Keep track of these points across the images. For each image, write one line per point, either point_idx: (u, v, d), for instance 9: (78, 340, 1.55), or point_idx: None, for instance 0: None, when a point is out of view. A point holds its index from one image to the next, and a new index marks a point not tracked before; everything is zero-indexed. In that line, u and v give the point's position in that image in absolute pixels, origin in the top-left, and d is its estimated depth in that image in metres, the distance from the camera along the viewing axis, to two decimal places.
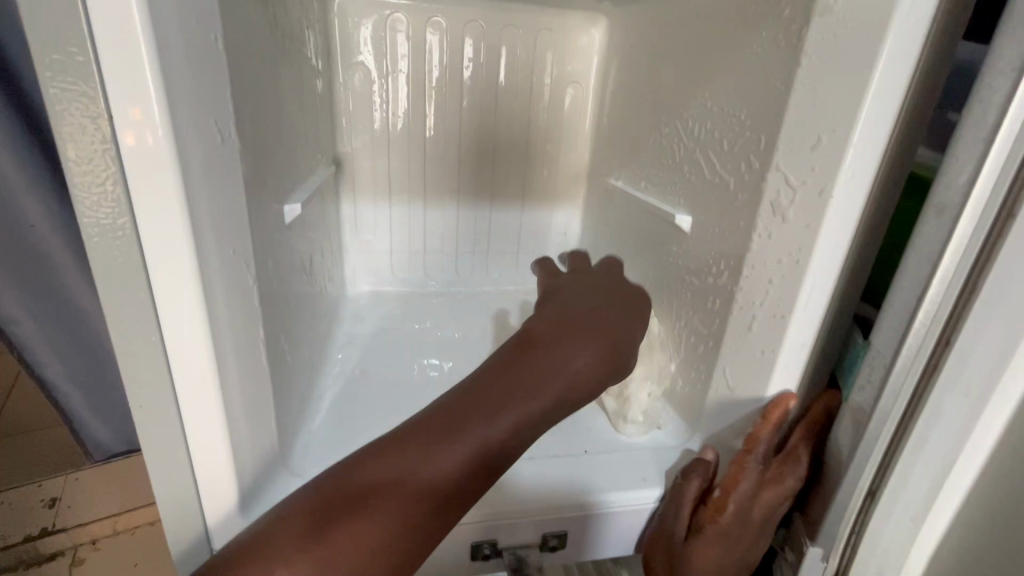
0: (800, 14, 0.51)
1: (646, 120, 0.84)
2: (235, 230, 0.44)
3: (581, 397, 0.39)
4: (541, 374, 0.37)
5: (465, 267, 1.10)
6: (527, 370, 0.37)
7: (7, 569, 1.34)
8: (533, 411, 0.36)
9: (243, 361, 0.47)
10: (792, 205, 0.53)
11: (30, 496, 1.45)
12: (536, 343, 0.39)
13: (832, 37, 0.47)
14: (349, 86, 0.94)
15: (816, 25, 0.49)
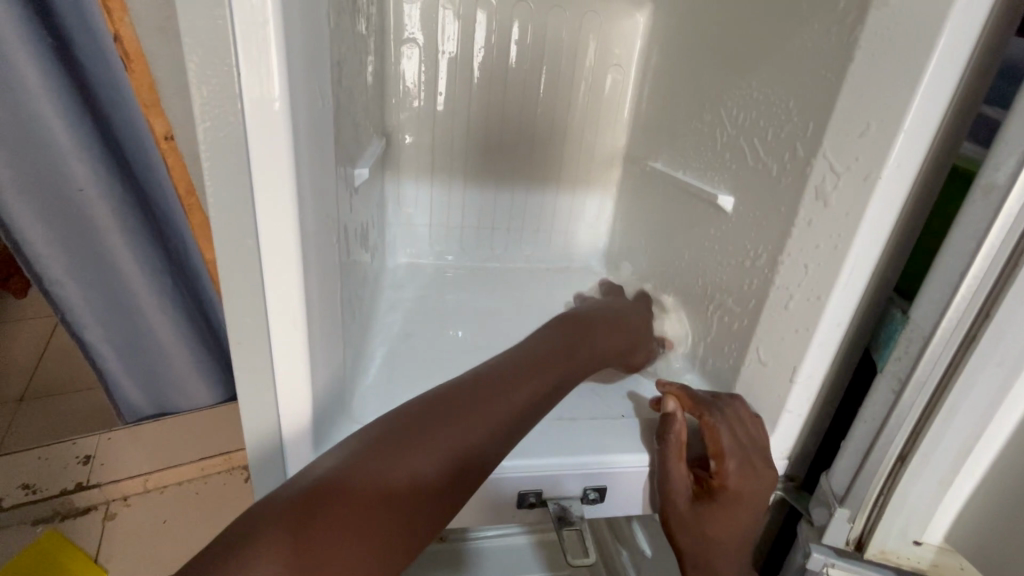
0: (858, 5, 0.53)
1: (687, 104, 0.87)
2: (324, 191, 0.47)
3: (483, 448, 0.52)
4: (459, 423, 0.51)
5: (499, 243, 1.14)
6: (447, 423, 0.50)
7: (44, 520, 1.41)
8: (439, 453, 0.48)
9: (323, 313, 0.50)
10: (835, 189, 0.55)
11: (64, 453, 1.49)
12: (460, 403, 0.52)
13: (889, 29, 0.49)
14: (398, 64, 0.97)
15: (874, 16, 0.51)
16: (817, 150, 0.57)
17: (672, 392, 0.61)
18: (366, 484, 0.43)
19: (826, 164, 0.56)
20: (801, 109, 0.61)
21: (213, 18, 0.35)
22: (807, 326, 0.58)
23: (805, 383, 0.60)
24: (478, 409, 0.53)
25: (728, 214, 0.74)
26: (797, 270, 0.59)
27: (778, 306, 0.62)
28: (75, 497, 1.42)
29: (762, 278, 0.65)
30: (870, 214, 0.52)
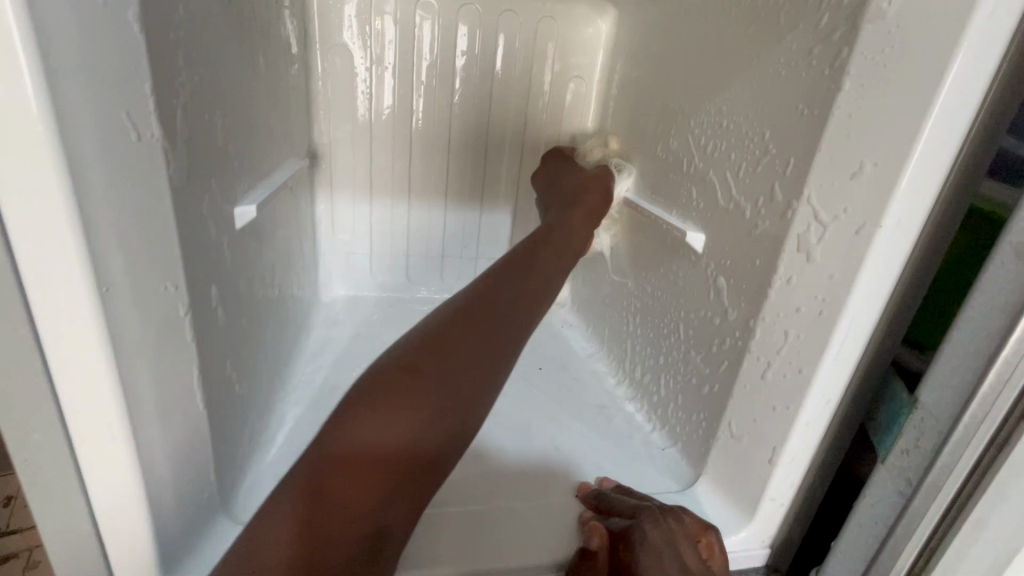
0: (847, 17, 0.43)
1: (652, 124, 0.77)
2: (159, 252, 0.35)
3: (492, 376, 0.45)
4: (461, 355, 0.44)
5: (451, 272, 1.02)
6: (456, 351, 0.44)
7: None
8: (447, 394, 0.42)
9: (168, 409, 0.38)
10: (820, 243, 0.45)
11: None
12: (460, 324, 0.46)
13: (884, 46, 0.39)
14: (328, 72, 0.85)
15: (866, 32, 0.41)
16: (801, 191, 0.47)
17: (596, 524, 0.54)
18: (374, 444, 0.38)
19: (809, 210, 0.46)
20: (781, 140, 0.51)
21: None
22: (789, 403, 0.48)
23: (789, 465, 0.50)
24: (474, 330, 0.46)
25: (699, 254, 0.64)
26: (777, 335, 0.49)
27: (755, 373, 0.52)
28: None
29: (739, 336, 0.55)
30: (865, 275, 0.42)
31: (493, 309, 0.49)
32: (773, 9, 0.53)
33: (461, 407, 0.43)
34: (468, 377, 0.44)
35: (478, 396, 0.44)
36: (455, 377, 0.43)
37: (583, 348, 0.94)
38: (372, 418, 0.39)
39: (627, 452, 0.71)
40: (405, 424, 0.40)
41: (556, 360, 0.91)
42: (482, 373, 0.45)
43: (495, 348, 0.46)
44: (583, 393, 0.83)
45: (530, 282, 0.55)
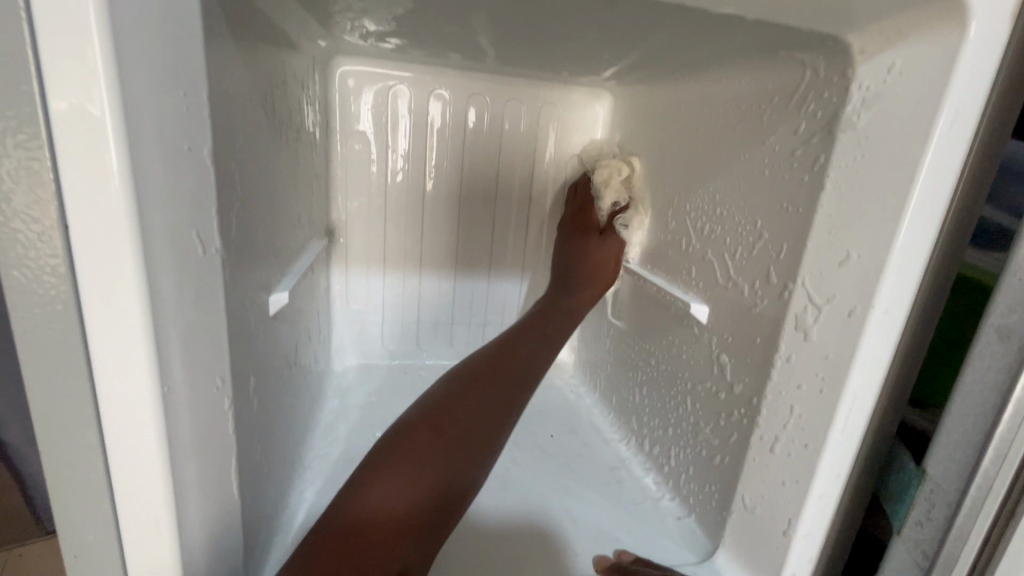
0: (824, 125, 0.50)
1: (653, 201, 0.82)
2: (211, 350, 0.38)
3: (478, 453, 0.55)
4: (465, 427, 0.54)
5: (462, 338, 1.06)
6: (463, 418, 0.54)
7: None
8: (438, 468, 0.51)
9: (210, 498, 0.40)
10: (817, 323, 0.49)
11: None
12: (455, 405, 0.55)
13: (859, 154, 0.46)
14: (347, 156, 0.92)
15: (843, 140, 0.48)
16: (797, 275, 0.52)
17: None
18: (363, 511, 0.45)
19: (805, 294, 0.51)
20: (775, 227, 0.56)
21: (35, 166, 0.28)
22: (801, 475, 0.50)
23: (805, 539, 0.51)
24: (477, 406, 0.56)
25: (704, 325, 0.67)
26: (784, 409, 0.53)
27: (764, 446, 0.55)
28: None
29: (747, 409, 0.58)
30: (863, 354, 0.45)
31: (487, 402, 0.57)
32: (758, 110, 0.60)
33: (477, 444, 0.54)
34: (456, 452, 0.52)
35: (490, 438, 0.56)
36: (477, 421, 0.55)
37: (593, 411, 0.96)
38: (398, 461, 0.49)
39: (641, 520, 0.71)
40: (416, 473, 0.49)
41: (565, 425, 0.93)
42: (495, 423, 0.56)
43: (486, 431, 0.55)
44: (594, 459, 0.84)
45: (507, 386, 0.60)
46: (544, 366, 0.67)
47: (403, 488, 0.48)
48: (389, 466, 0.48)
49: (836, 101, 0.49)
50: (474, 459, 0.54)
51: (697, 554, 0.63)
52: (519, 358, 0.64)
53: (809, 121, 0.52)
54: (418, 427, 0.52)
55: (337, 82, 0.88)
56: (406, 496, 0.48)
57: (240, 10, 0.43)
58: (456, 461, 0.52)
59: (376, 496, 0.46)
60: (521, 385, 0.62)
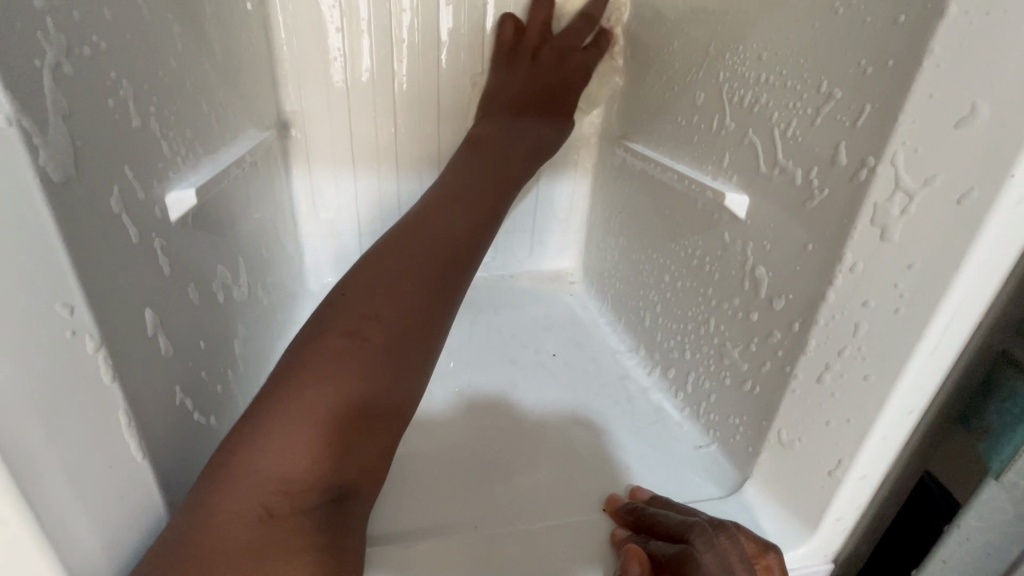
0: None
1: (675, 66, 0.64)
2: (36, 270, 0.26)
3: (408, 343, 0.42)
4: (379, 315, 0.42)
5: None
6: (375, 305, 0.42)
7: None
8: (353, 364, 0.39)
9: (88, 469, 0.30)
10: (904, 216, 0.35)
11: None
12: (365, 292, 0.43)
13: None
14: (293, 26, 0.73)
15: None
16: (884, 146, 0.36)
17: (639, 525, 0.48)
18: (255, 443, 0.35)
19: (891, 175, 0.36)
20: (851, 79, 0.39)
21: None
22: (862, 413, 0.39)
23: (858, 483, 0.42)
24: (393, 290, 0.44)
25: (740, 220, 0.52)
26: (845, 331, 0.40)
27: (811, 375, 0.43)
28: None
29: (791, 330, 0.46)
30: (978, 255, 0.31)
31: (408, 284, 0.45)
32: None
33: (410, 347, 0.42)
34: (375, 347, 0.40)
35: (427, 334, 0.44)
36: (408, 317, 0.43)
37: (602, 325, 0.85)
38: (311, 381, 0.38)
39: (656, 447, 0.62)
40: (333, 393, 0.37)
41: (567, 338, 0.83)
42: (426, 297, 0.45)
43: (413, 317, 0.43)
44: (600, 375, 0.74)
45: (426, 266, 0.47)
46: (476, 242, 0.53)
47: (320, 416, 0.36)
48: (293, 387, 0.37)
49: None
50: (412, 368, 0.42)
51: (720, 488, 0.55)
52: (434, 238, 0.49)
53: None
54: (331, 329, 0.41)
55: None
56: (325, 411, 0.37)
57: None
58: (389, 372, 0.40)
59: (285, 440, 0.35)
60: (447, 267, 0.48)
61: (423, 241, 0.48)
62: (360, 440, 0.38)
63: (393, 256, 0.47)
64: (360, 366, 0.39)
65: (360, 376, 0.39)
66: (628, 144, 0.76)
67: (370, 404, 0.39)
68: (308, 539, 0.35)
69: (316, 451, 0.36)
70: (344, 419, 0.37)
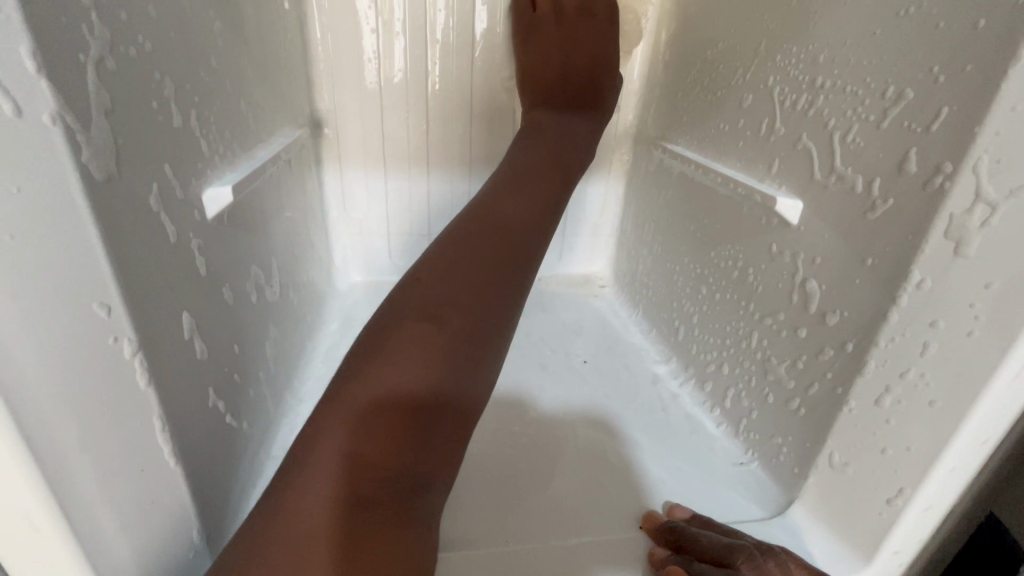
0: None
1: (719, 65, 0.61)
2: (67, 266, 0.25)
3: (485, 321, 0.40)
4: (456, 292, 0.40)
5: None
6: (449, 283, 0.41)
7: None
8: (431, 343, 0.38)
9: (124, 476, 0.29)
10: (985, 229, 0.32)
11: None
12: (438, 271, 0.42)
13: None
14: (328, 25, 0.72)
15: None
16: (961, 152, 0.33)
17: (680, 540, 0.46)
18: (337, 426, 0.35)
19: (969, 184, 0.33)
20: (924, 77, 0.35)
21: None
22: (929, 440, 0.36)
23: (923, 514, 0.39)
24: (466, 269, 0.42)
25: (790, 226, 0.49)
26: (911, 352, 0.37)
27: (868, 397, 0.40)
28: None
29: (845, 347, 0.43)
30: None
31: (481, 262, 0.43)
32: None
33: (487, 327, 0.40)
34: (452, 326, 0.39)
35: (503, 311, 0.42)
36: (483, 297, 0.41)
37: (633, 331, 0.82)
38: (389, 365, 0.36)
39: (692, 459, 0.60)
40: (413, 375, 0.36)
41: (599, 343, 0.81)
42: (500, 275, 0.43)
43: (488, 295, 0.42)
44: (632, 382, 0.72)
45: (500, 243, 0.45)
46: (546, 218, 0.51)
47: (401, 398, 0.35)
48: (372, 367, 0.36)
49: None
50: (491, 346, 0.40)
51: (762, 509, 0.52)
52: (505, 213, 0.47)
53: None
54: (405, 310, 0.39)
55: None
56: (406, 392, 0.36)
57: None
58: (469, 352, 0.39)
59: (366, 424, 0.35)
60: (519, 242, 0.46)
61: (493, 219, 0.47)
62: (443, 422, 0.37)
63: (465, 234, 0.45)
64: (439, 345, 0.38)
65: (440, 356, 0.37)
66: (666, 145, 0.73)
67: (451, 382, 0.37)
68: (394, 524, 0.34)
69: (396, 431, 0.35)
70: (425, 401, 0.36)
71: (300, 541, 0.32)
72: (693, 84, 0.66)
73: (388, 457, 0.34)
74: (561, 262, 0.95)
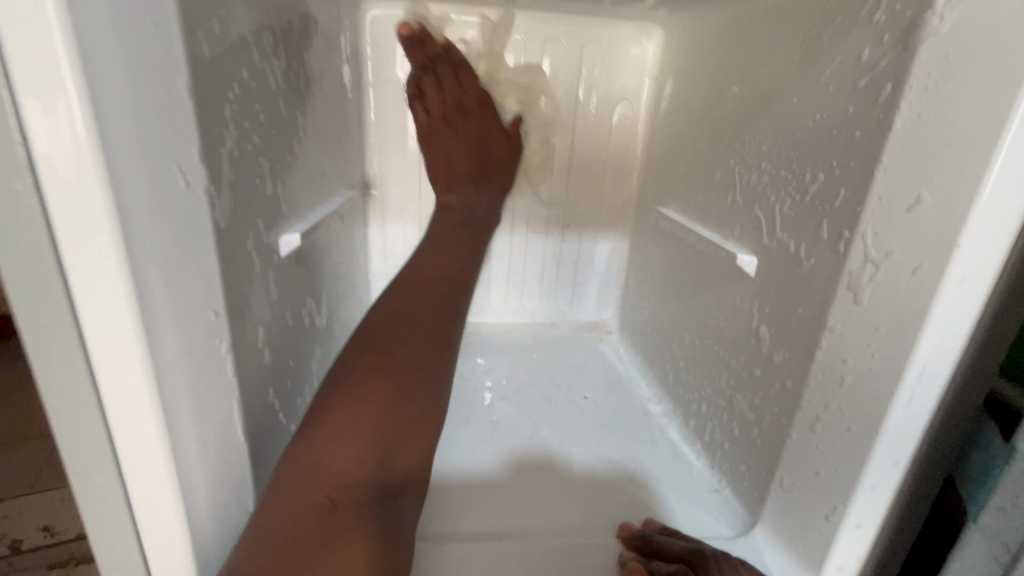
0: (896, 44, 0.40)
1: (699, 143, 0.72)
2: (199, 281, 0.37)
3: (424, 366, 0.49)
4: (402, 342, 0.48)
5: (511, 295, 1.04)
6: (396, 334, 0.48)
7: None
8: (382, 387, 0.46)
9: (209, 441, 0.40)
10: (873, 282, 0.40)
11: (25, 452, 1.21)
12: (384, 324, 0.49)
13: (941, 67, 0.35)
14: (381, 107, 0.89)
15: (923, 52, 0.37)
16: (857, 223, 0.42)
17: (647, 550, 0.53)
18: (310, 452, 0.43)
19: (863, 248, 0.41)
20: (832, 167, 0.46)
21: None
22: (848, 459, 0.42)
23: (856, 531, 0.43)
24: (407, 318, 0.50)
25: (750, 278, 0.58)
26: (832, 384, 0.44)
27: (807, 424, 0.48)
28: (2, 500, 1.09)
29: (791, 381, 0.51)
30: (934, 321, 0.35)
31: (422, 313, 0.50)
32: (817, 20, 0.49)
33: (430, 367, 0.49)
34: (398, 371, 0.47)
35: (438, 354, 0.50)
36: (425, 341, 0.50)
37: (632, 372, 0.90)
38: (345, 405, 0.45)
39: (674, 482, 0.67)
40: (366, 413, 0.45)
41: (600, 382, 0.89)
42: (436, 324, 0.51)
43: (427, 342, 0.50)
44: (628, 417, 0.80)
45: (436, 297, 0.52)
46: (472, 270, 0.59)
47: (360, 429, 0.44)
48: (334, 408, 0.45)
49: (914, 4, 0.38)
50: (429, 383, 0.49)
51: (731, 528, 0.58)
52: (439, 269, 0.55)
53: (884, 21, 0.41)
54: (360, 360, 0.47)
55: (369, 27, 0.84)
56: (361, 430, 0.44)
57: None
58: (411, 392, 0.47)
59: (331, 447, 0.43)
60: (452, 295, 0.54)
61: (428, 274, 0.54)
62: (398, 445, 0.47)
63: (405, 288, 0.52)
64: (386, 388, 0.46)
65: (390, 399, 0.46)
66: (660, 208, 0.84)
67: (399, 414, 0.46)
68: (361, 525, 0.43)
69: (360, 452, 0.44)
70: (379, 430, 0.45)
71: (296, 536, 0.40)
72: (681, 159, 0.78)
73: (353, 474, 0.44)
74: (581, 310, 1.05)
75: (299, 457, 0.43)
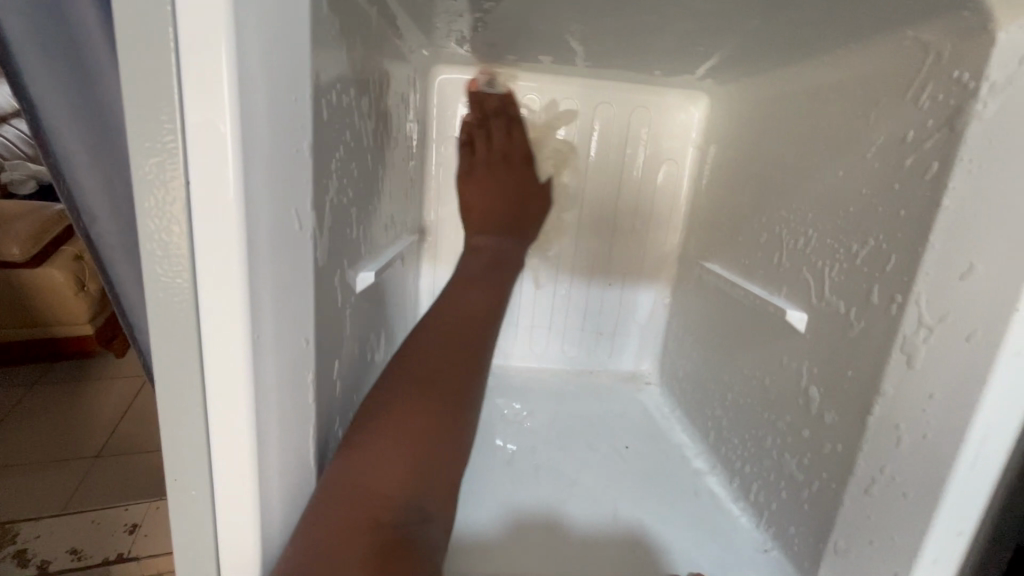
0: (941, 124, 0.43)
1: (744, 204, 0.75)
2: (297, 311, 0.42)
3: (459, 391, 0.51)
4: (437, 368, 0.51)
5: (554, 341, 1.06)
6: (431, 360, 0.51)
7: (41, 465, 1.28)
8: (422, 407, 0.48)
9: (287, 462, 0.43)
10: (929, 344, 0.41)
11: (69, 475, 1.25)
12: (419, 353, 0.52)
13: (986, 149, 0.38)
14: (441, 161, 0.96)
15: (970, 135, 0.40)
16: (910, 288, 0.44)
17: None
18: (358, 470, 0.44)
19: (916, 311, 0.43)
20: (882, 231, 0.48)
21: (173, 150, 0.32)
22: (908, 524, 0.41)
23: None
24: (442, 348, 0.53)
25: (800, 334, 0.59)
26: (888, 445, 0.44)
27: (862, 486, 0.47)
28: (43, 518, 1.12)
29: (844, 441, 0.51)
30: (995, 384, 0.36)
31: (454, 343, 0.54)
32: (859, 99, 0.54)
33: (466, 390, 0.52)
34: (436, 393, 0.49)
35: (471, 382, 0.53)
36: (457, 367, 0.53)
37: (672, 425, 0.90)
38: (386, 426, 0.46)
39: (718, 540, 0.66)
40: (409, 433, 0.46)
41: (640, 432, 0.88)
42: (468, 355, 0.54)
43: (462, 370, 0.52)
44: (669, 469, 0.79)
45: (468, 331, 0.56)
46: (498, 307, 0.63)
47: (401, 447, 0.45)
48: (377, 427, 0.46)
49: (957, 94, 0.41)
50: (463, 408, 0.51)
51: None
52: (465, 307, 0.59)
53: (927, 105, 0.45)
54: (398, 384, 0.49)
55: (437, 91, 0.93)
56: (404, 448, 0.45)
57: (347, 17, 0.48)
58: (447, 415, 0.49)
59: (377, 464, 0.44)
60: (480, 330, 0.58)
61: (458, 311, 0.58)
62: (440, 462, 0.48)
63: (439, 323, 0.56)
64: (425, 406, 0.48)
65: (430, 421, 0.47)
66: (704, 263, 0.87)
67: (438, 434, 0.48)
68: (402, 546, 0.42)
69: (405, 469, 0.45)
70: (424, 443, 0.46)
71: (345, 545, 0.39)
72: (726, 216, 0.81)
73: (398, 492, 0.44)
74: (621, 361, 1.07)
75: (347, 471, 0.44)
